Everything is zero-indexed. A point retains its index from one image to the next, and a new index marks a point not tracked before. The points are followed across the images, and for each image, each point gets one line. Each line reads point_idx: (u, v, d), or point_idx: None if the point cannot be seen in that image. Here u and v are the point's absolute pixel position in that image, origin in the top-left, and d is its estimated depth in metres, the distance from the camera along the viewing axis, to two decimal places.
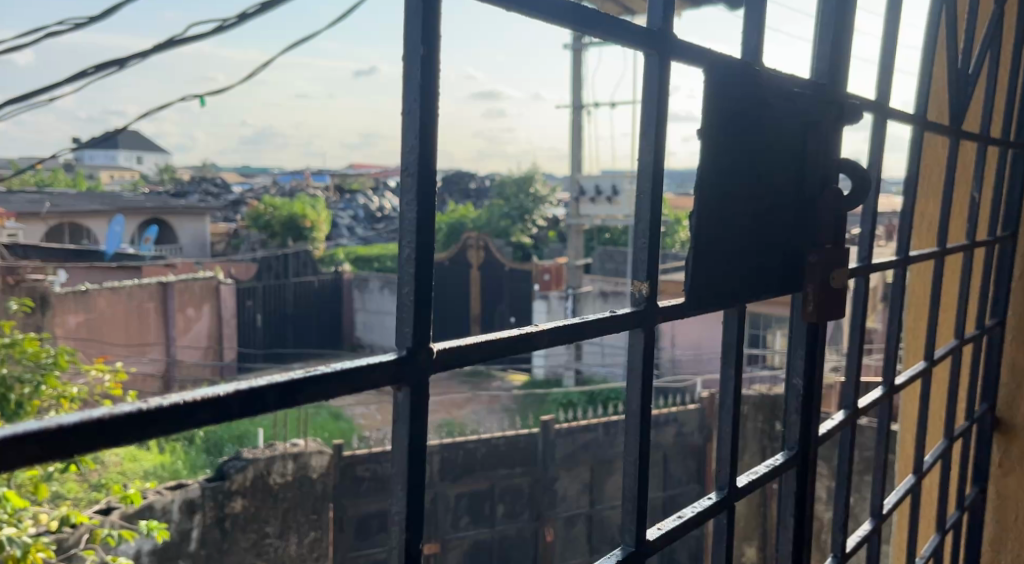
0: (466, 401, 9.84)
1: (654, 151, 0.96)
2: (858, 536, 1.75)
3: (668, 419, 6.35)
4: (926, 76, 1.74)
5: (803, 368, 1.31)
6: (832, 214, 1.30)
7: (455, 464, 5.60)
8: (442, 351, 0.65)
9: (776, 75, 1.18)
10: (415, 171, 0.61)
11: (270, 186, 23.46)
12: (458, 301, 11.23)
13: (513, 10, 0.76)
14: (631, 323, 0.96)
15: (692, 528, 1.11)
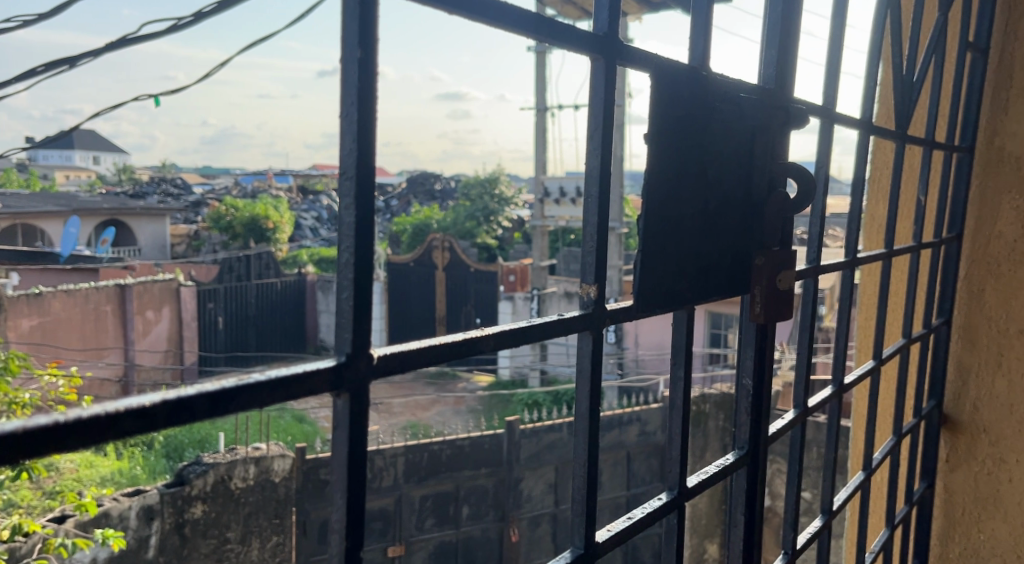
0: (431, 403, 9.83)
1: (601, 155, 0.97)
2: (808, 533, 1.78)
3: (631, 419, 6.40)
4: (872, 82, 1.78)
5: (751, 369, 1.34)
6: (777, 216, 1.33)
7: (419, 467, 5.58)
8: (382, 355, 0.66)
9: (723, 79, 1.20)
10: (353, 174, 0.62)
11: (232, 186, 23.16)
12: (424, 302, 11.20)
13: (456, 15, 0.77)
14: (579, 325, 0.97)
15: (642, 529, 1.12)
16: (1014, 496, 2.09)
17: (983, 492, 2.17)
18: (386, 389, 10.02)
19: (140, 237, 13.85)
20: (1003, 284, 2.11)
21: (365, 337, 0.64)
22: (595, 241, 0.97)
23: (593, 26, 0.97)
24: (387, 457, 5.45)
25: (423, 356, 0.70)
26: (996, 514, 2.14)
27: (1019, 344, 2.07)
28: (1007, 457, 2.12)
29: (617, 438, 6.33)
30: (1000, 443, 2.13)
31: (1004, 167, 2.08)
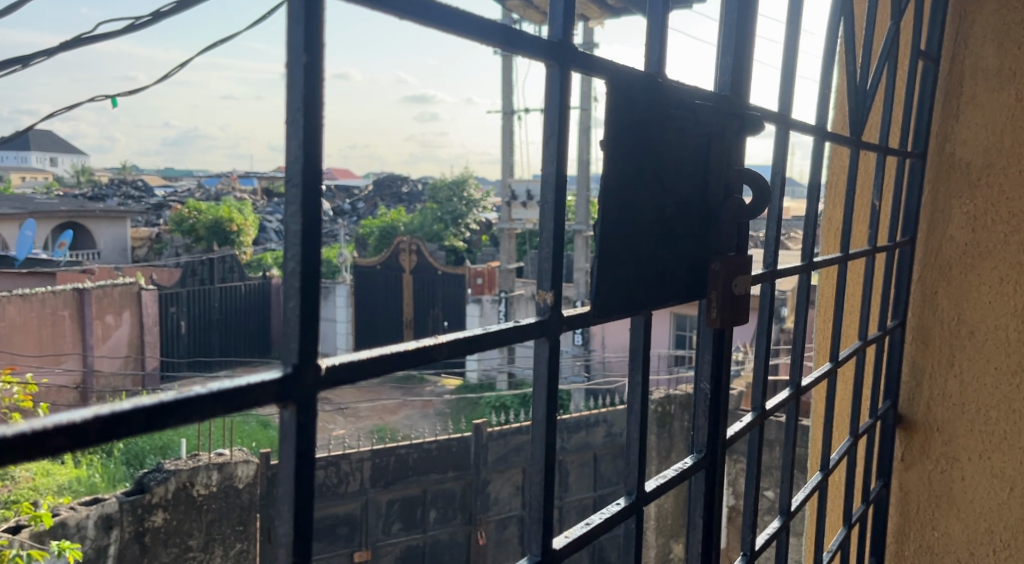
0: (399, 406, 9.79)
1: (557, 161, 0.97)
2: (767, 534, 1.80)
3: (597, 420, 6.42)
4: (827, 89, 1.81)
5: (708, 371, 1.35)
6: (734, 222, 1.34)
7: (386, 470, 5.55)
8: (330, 366, 0.65)
9: (679, 85, 1.21)
10: (299, 182, 0.62)
11: (195, 188, 22.82)
12: (391, 305, 11.14)
13: (408, 19, 0.76)
14: (536, 331, 0.97)
15: (600, 534, 1.13)
16: (967, 493, 2.15)
17: (936, 490, 2.23)
18: (352, 393, 9.95)
19: (100, 240, 13.59)
20: (955, 287, 2.16)
21: (312, 347, 0.64)
22: (551, 248, 0.97)
23: (547, 33, 0.97)
24: (354, 461, 5.40)
25: (373, 366, 0.70)
26: (950, 510, 2.19)
27: (971, 345, 2.12)
28: (960, 456, 2.17)
29: (584, 440, 6.35)
30: (953, 442, 2.19)
31: (956, 173, 2.13)
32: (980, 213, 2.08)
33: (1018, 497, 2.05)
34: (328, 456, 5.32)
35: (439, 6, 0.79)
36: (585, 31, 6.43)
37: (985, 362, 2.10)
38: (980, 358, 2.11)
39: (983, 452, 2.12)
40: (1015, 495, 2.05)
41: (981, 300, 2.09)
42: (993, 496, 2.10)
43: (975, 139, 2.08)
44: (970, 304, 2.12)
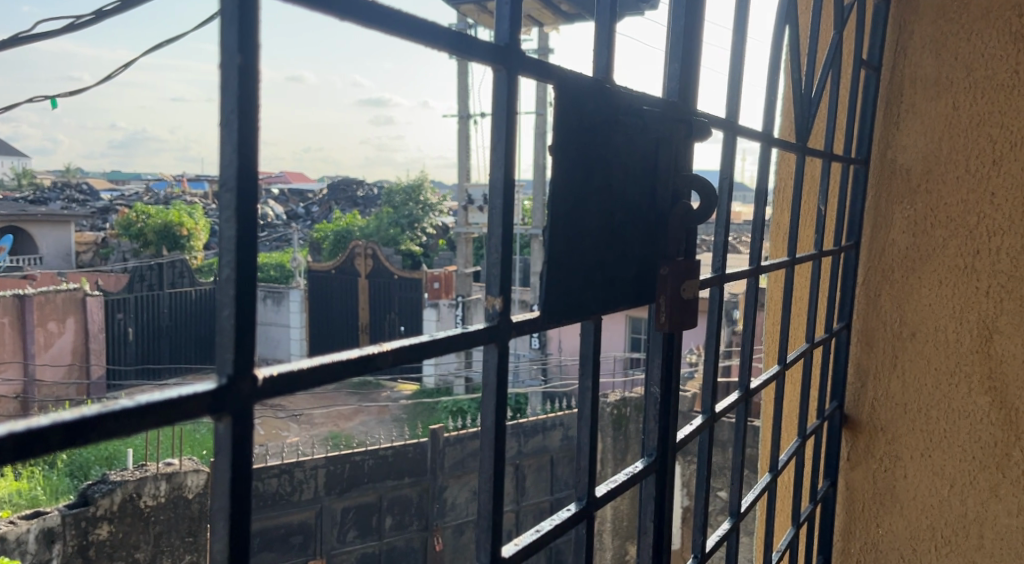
0: (354, 412, 9.70)
1: (505, 167, 0.96)
2: (717, 537, 1.81)
3: (554, 424, 6.44)
4: (773, 97, 1.84)
5: (658, 376, 1.36)
6: (682, 228, 1.35)
7: (340, 478, 5.48)
8: (267, 377, 0.64)
9: (627, 91, 1.22)
10: (233, 186, 0.60)
11: (143, 191, 22.27)
12: (346, 311, 11.04)
13: (349, 19, 0.74)
14: (484, 337, 0.96)
15: (549, 541, 1.12)
16: (910, 491, 2.20)
17: (880, 488, 2.27)
18: (306, 399, 9.82)
19: (43, 246, 13.19)
20: (898, 290, 2.21)
21: (248, 357, 0.63)
22: (499, 253, 0.96)
23: (494, 36, 0.96)
24: (308, 469, 5.33)
25: (314, 375, 0.68)
26: (893, 508, 2.24)
27: (913, 347, 2.18)
28: (902, 454, 2.23)
29: (540, 443, 6.36)
30: (896, 442, 2.24)
31: (896, 178, 2.17)
32: (920, 217, 2.13)
33: (957, 493, 2.11)
34: (281, 464, 5.23)
35: (385, 10, 0.77)
36: (541, 36, 6.43)
37: (925, 363, 2.16)
38: (921, 359, 2.16)
39: (924, 450, 2.18)
40: (955, 492, 2.11)
41: (922, 303, 2.14)
42: (934, 494, 2.15)
43: (914, 146, 2.14)
44: (911, 306, 2.17)
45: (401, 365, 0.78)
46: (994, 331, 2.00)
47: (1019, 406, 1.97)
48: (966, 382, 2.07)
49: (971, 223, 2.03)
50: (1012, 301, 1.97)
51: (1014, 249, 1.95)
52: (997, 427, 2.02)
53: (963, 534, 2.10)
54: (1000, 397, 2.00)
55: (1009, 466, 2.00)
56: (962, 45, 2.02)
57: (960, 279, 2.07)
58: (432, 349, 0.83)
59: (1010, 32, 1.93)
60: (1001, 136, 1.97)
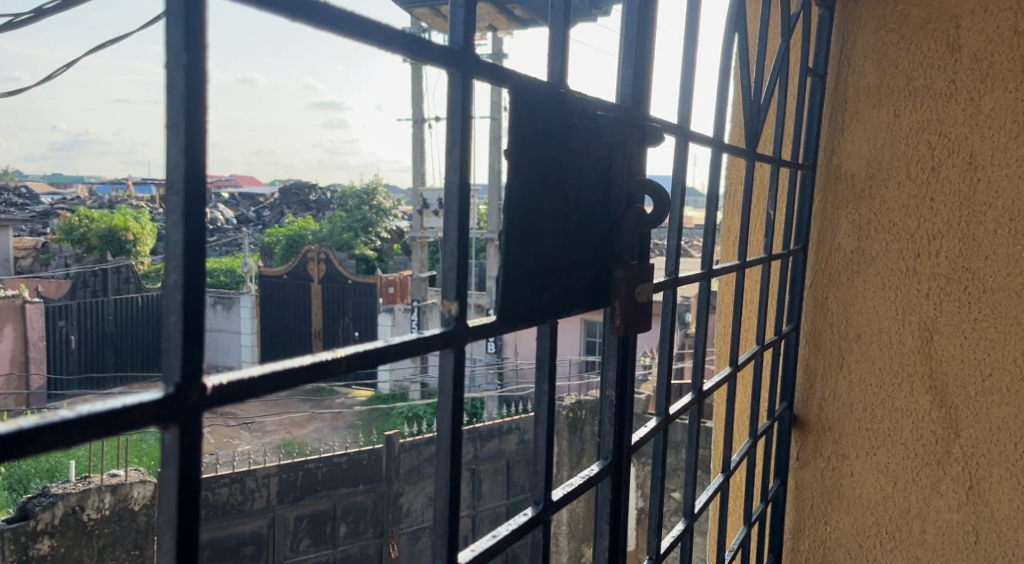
0: (308, 420, 9.58)
1: (460, 171, 0.95)
2: (671, 538, 1.83)
3: (510, 428, 6.44)
4: (723, 103, 1.87)
5: (613, 379, 1.37)
6: (636, 233, 1.36)
7: (294, 486, 5.41)
8: (216, 385, 0.63)
9: (582, 97, 1.22)
10: (180, 190, 0.59)
11: (85, 195, 21.59)
12: (299, 316, 10.90)
13: (300, 21, 0.73)
14: (440, 343, 0.95)
15: (506, 547, 1.12)
16: (855, 488, 2.26)
17: (829, 486, 2.32)
18: (258, 407, 9.66)
19: None
20: (844, 292, 2.24)
21: (196, 364, 0.61)
22: (455, 258, 0.96)
23: (447, 39, 0.95)
24: (260, 478, 5.24)
25: (266, 382, 0.67)
26: (841, 505, 2.29)
27: (858, 347, 2.23)
28: (849, 453, 2.28)
29: (497, 447, 6.36)
30: (843, 441, 2.29)
31: (841, 185, 2.22)
32: (865, 222, 2.18)
33: (901, 489, 2.17)
34: (232, 474, 5.12)
35: (337, 11, 0.76)
36: (495, 41, 6.44)
37: (871, 364, 2.21)
38: (866, 359, 2.21)
39: (869, 448, 2.23)
40: (899, 488, 2.18)
41: (867, 306, 2.20)
42: (879, 491, 2.22)
43: (858, 152, 2.18)
44: (857, 309, 2.22)
45: (355, 372, 0.77)
46: (935, 332, 2.07)
47: (958, 404, 2.04)
48: (908, 382, 2.14)
49: (912, 228, 2.10)
50: (951, 303, 2.04)
51: (953, 252, 2.02)
52: (938, 425, 2.09)
53: (907, 529, 2.17)
54: (940, 395, 2.07)
55: (950, 462, 2.08)
56: (903, 56, 2.08)
57: (903, 282, 2.13)
58: (388, 354, 0.81)
59: (947, 44, 2.00)
60: (940, 144, 2.04)
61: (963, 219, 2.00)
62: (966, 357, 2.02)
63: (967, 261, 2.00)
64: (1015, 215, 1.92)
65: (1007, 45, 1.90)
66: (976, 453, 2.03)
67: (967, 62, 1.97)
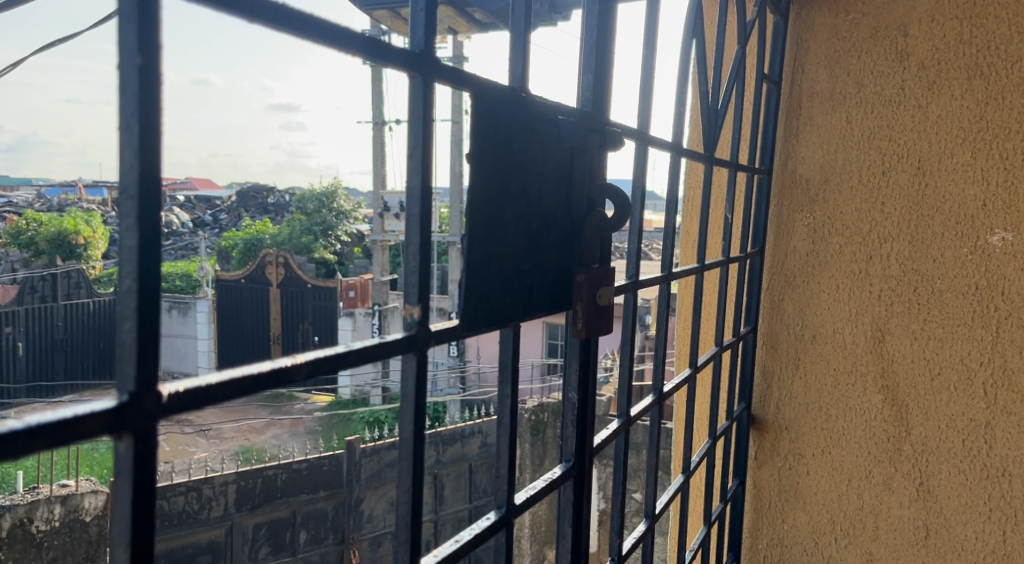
0: (266, 426, 9.45)
1: (422, 175, 0.94)
2: (632, 539, 1.83)
3: (472, 431, 6.43)
4: (682, 108, 1.89)
5: (575, 381, 1.38)
6: (596, 236, 1.36)
7: (252, 493, 5.34)
8: (172, 393, 0.61)
9: (543, 100, 1.22)
10: (134, 194, 0.58)
11: (33, 198, 21.01)
12: (257, 321, 10.76)
13: (258, 23, 0.72)
14: (402, 347, 0.95)
15: (468, 552, 1.11)
16: (812, 487, 2.30)
17: (786, 485, 2.35)
18: (215, 413, 9.51)
19: None
20: (799, 295, 2.27)
21: (151, 371, 0.60)
22: (418, 260, 0.95)
23: (408, 42, 0.94)
24: (217, 485, 5.16)
25: (223, 390, 0.66)
26: (798, 504, 2.33)
27: (814, 348, 2.26)
28: (805, 452, 2.31)
29: (459, 451, 6.34)
30: (799, 440, 2.32)
31: (797, 189, 2.25)
32: (820, 226, 2.22)
33: (855, 487, 2.22)
34: (188, 482, 5.03)
35: (298, 13, 0.76)
36: (455, 44, 6.43)
37: (826, 364, 2.25)
38: (821, 360, 2.25)
39: (825, 447, 2.27)
40: (853, 486, 2.22)
41: (822, 308, 2.23)
42: (834, 489, 2.26)
43: (813, 157, 2.21)
44: (812, 311, 2.25)
45: (317, 378, 0.76)
46: (887, 333, 2.12)
47: (910, 403, 2.10)
48: (861, 382, 2.19)
49: (864, 231, 2.14)
50: (902, 304, 2.09)
51: (904, 255, 2.08)
52: (891, 423, 2.14)
53: (860, 526, 2.22)
54: (892, 395, 2.13)
55: (902, 459, 2.13)
56: (855, 63, 2.12)
57: (855, 284, 2.17)
58: (350, 360, 0.80)
59: (896, 52, 2.05)
60: (890, 149, 2.09)
61: (912, 223, 2.06)
62: (917, 357, 2.08)
63: (917, 264, 2.06)
64: (962, 219, 1.99)
65: (953, 55, 1.97)
66: (926, 450, 2.09)
67: (916, 70, 2.02)
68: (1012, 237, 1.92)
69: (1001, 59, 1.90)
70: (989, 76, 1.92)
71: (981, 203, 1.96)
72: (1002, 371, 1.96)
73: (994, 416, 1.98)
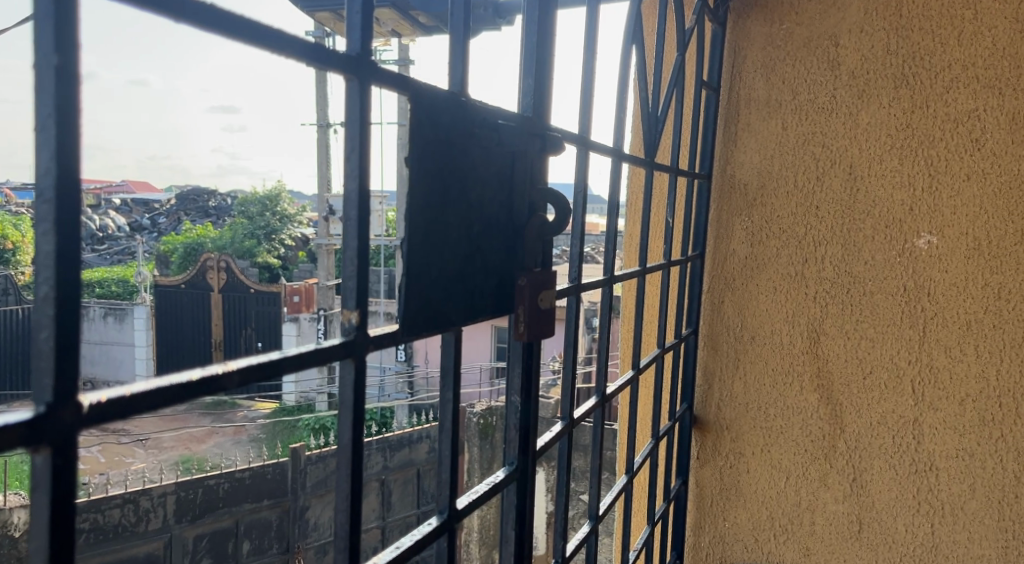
0: (208, 435, 9.24)
1: (359, 179, 0.93)
2: (576, 541, 1.83)
3: (420, 436, 6.39)
4: (622, 113, 1.91)
5: (518, 386, 1.38)
6: (537, 240, 1.36)
7: (192, 504, 5.20)
8: (94, 403, 0.60)
9: (482, 104, 1.22)
10: (51, 198, 0.56)
11: None
12: (198, 327, 10.50)
13: (185, 23, 0.70)
14: (339, 353, 0.94)
15: (411, 557, 1.10)
16: (752, 485, 2.34)
17: (727, 483, 2.38)
18: (153, 422, 9.25)
19: None
20: (738, 297, 2.31)
21: (70, 381, 0.58)
22: (355, 267, 0.94)
23: (344, 46, 0.93)
24: (155, 497, 5.02)
25: (149, 400, 0.64)
26: (738, 501, 2.37)
27: (753, 349, 2.30)
28: (744, 451, 2.35)
29: (407, 456, 6.29)
30: (739, 439, 2.35)
31: (735, 193, 2.29)
32: (757, 229, 2.25)
33: (793, 484, 2.27)
34: (125, 494, 4.88)
35: (229, 15, 0.74)
36: (399, 47, 6.38)
37: (764, 364, 2.29)
38: (760, 360, 2.29)
39: (764, 446, 2.31)
40: (791, 483, 2.27)
41: (760, 309, 2.27)
42: (773, 486, 2.31)
43: (750, 162, 2.25)
44: (751, 313, 2.29)
45: (250, 385, 0.74)
46: (822, 333, 2.18)
47: (844, 401, 2.17)
48: (798, 381, 2.24)
49: (800, 234, 2.19)
50: (837, 305, 2.15)
51: (838, 258, 2.14)
52: (826, 422, 2.20)
53: (798, 521, 2.28)
54: (827, 393, 2.19)
55: (836, 455, 2.19)
56: (789, 71, 2.17)
57: (791, 286, 2.22)
58: (286, 367, 0.78)
59: (828, 61, 2.11)
60: (823, 155, 2.14)
61: (845, 226, 2.12)
62: (851, 356, 2.14)
63: (849, 266, 2.12)
64: (891, 223, 2.06)
65: (881, 64, 2.04)
66: (859, 446, 2.16)
67: (847, 79, 2.09)
68: (937, 241, 2.00)
69: (925, 69, 1.98)
70: (915, 85, 1.99)
71: (908, 207, 2.03)
72: (928, 369, 2.04)
73: (921, 412, 2.06)
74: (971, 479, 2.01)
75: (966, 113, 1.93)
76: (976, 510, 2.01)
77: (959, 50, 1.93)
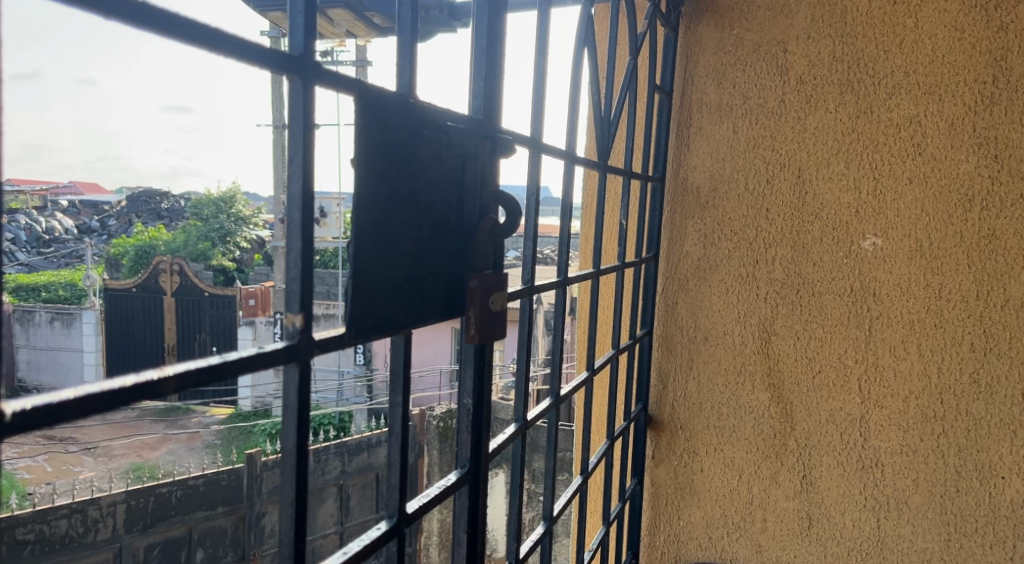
0: (161, 441, 9.05)
1: (303, 179, 0.92)
2: (529, 543, 1.82)
3: (378, 440, 6.33)
4: (574, 116, 1.92)
5: (470, 388, 1.37)
6: (487, 242, 1.36)
7: (143, 513, 5.09)
8: (15, 413, 0.58)
9: (430, 106, 1.21)
10: None
11: None
12: (150, 331, 10.28)
13: (116, 20, 0.69)
14: (282, 356, 0.92)
15: (359, 561, 1.09)
16: (706, 484, 2.36)
17: (681, 482, 2.40)
18: (103, 430, 9.03)
19: None
20: (691, 298, 2.33)
21: None
22: (299, 269, 0.93)
23: (287, 45, 0.92)
24: (104, 506, 4.90)
25: (75, 408, 0.62)
26: (692, 499, 2.39)
27: (706, 349, 2.32)
28: (698, 450, 2.37)
29: (365, 461, 6.23)
30: (693, 438, 2.38)
31: (688, 196, 2.31)
32: (710, 231, 2.28)
33: (745, 482, 2.30)
34: (72, 503, 4.76)
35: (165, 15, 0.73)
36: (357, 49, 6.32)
37: (716, 364, 2.31)
38: (712, 360, 2.32)
39: (718, 444, 2.34)
40: (743, 481, 2.30)
41: (713, 310, 2.30)
42: (726, 484, 2.33)
43: (703, 165, 2.27)
44: (704, 314, 2.31)
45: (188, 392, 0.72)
46: (773, 333, 2.21)
47: (793, 399, 2.20)
48: (749, 380, 2.27)
49: (751, 237, 2.22)
50: (787, 306, 2.18)
51: (787, 259, 2.17)
52: (777, 420, 2.23)
53: (749, 518, 2.30)
54: (777, 392, 2.22)
55: (787, 453, 2.23)
56: (738, 76, 2.20)
57: (742, 287, 2.25)
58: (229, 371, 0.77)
59: (777, 66, 2.14)
60: (773, 158, 2.17)
61: (794, 228, 2.16)
62: (801, 356, 2.18)
63: (798, 267, 2.16)
64: (838, 225, 2.10)
65: (827, 70, 2.08)
66: (809, 444, 2.20)
67: (795, 84, 2.12)
68: (882, 242, 2.05)
69: (869, 75, 2.02)
70: (860, 91, 2.04)
71: (854, 209, 2.08)
72: (874, 368, 2.09)
73: (868, 410, 2.11)
74: (914, 474, 2.06)
75: (908, 118, 1.99)
76: (919, 504, 2.06)
77: (901, 58, 1.99)
